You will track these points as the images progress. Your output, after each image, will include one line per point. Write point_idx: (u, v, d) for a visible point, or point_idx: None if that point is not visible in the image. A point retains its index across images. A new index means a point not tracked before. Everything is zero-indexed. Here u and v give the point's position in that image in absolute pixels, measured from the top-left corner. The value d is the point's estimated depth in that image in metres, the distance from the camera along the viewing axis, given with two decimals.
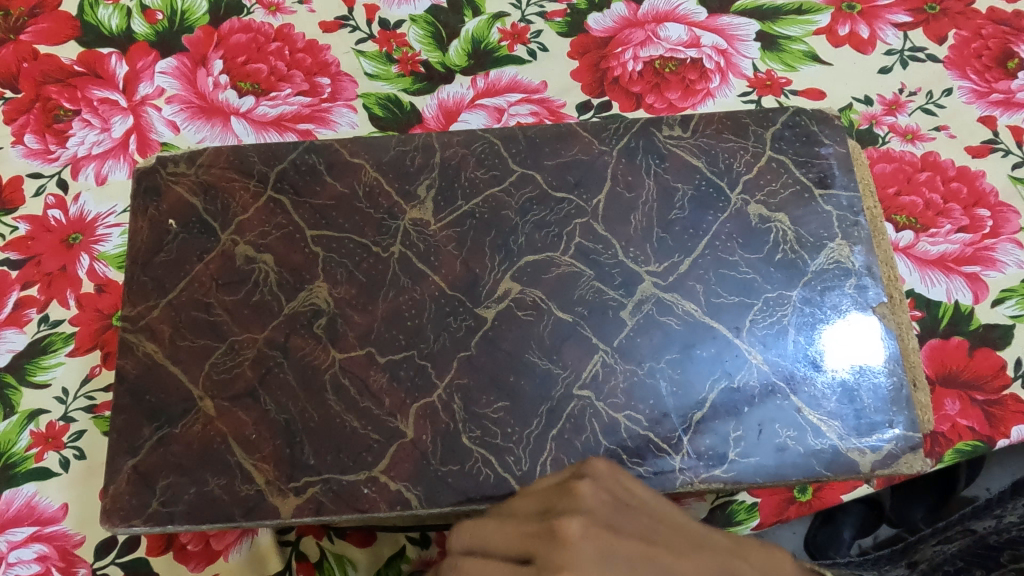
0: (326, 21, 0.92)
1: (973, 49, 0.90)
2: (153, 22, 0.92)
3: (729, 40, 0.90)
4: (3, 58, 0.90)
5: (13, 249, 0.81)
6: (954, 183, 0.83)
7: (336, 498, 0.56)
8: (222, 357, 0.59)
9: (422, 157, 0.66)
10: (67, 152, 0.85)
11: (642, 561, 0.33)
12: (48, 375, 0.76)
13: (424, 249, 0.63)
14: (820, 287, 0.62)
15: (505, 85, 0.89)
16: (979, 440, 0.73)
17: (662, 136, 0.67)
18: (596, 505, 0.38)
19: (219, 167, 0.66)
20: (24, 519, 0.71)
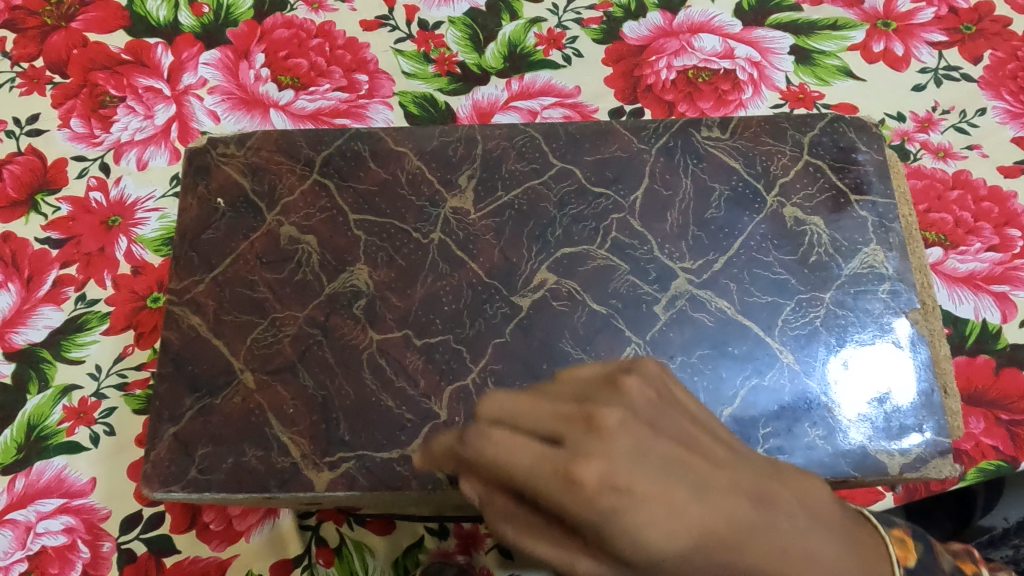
0: (366, 20, 0.94)
1: (1008, 71, 0.90)
2: (199, 15, 0.94)
3: (763, 52, 0.91)
4: (54, 44, 0.93)
5: (55, 229, 0.83)
6: (985, 203, 0.83)
7: (369, 474, 0.57)
8: (263, 333, 0.61)
9: (464, 149, 0.68)
10: (111, 137, 0.88)
11: (674, 467, 0.30)
12: (83, 352, 0.78)
13: (463, 237, 0.64)
14: (854, 290, 0.63)
15: (539, 88, 0.91)
16: (1002, 460, 0.73)
17: (700, 137, 0.68)
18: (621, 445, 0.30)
19: (267, 151, 0.68)
20: (53, 491, 0.73)
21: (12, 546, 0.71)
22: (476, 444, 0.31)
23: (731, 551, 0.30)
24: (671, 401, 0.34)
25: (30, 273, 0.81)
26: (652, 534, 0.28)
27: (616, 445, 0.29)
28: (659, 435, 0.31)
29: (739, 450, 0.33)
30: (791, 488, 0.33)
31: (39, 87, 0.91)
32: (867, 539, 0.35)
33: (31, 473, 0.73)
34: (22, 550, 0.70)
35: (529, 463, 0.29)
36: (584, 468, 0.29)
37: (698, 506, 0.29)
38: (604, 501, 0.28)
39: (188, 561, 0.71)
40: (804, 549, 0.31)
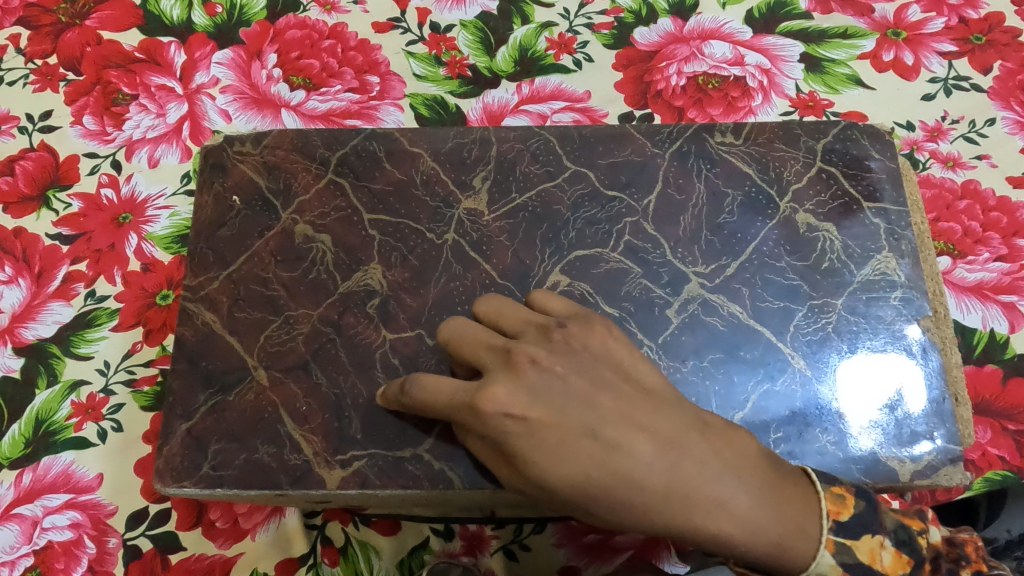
0: (379, 22, 0.95)
1: (1017, 81, 0.90)
2: (213, 14, 0.95)
3: (773, 60, 0.92)
4: (68, 41, 0.93)
5: (66, 225, 0.84)
6: (994, 213, 0.83)
7: (381, 473, 0.57)
8: (277, 330, 0.61)
9: (478, 150, 0.68)
10: (123, 135, 0.88)
11: (574, 407, 0.50)
12: (92, 348, 0.78)
13: (477, 238, 0.65)
14: (865, 297, 0.63)
15: (550, 93, 0.91)
16: (1008, 470, 0.73)
17: (714, 142, 0.69)
18: (528, 386, 0.50)
19: (283, 150, 0.68)
20: (60, 486, 0.73)
21: (19, 541, 0.71)
22: (416, 389, 0.53)
23: (613, 475, 0.47)
24: (604, 353, 0.53)
25: (40, 269, 0.82)
26: (547, 456, 0.48)
27: (516, 391, 0.50)
28: (563, 392, 0.50)
29: (647, 412, 0.50)
30: (684, 446, 0.48)
31: (53, 84, 0.91)
32: (796, 494, 0.48)
33: (38, 467, 0.74)
34: (28, 544, 0.71)
35: (447, 396, 0.52)
36: (486, 402, 0.49)
37: (592, 444, 0.48)
38: (509, 426, 0.49)
39: (194, 558, 0.71)
40: (686, 486, 0.47)
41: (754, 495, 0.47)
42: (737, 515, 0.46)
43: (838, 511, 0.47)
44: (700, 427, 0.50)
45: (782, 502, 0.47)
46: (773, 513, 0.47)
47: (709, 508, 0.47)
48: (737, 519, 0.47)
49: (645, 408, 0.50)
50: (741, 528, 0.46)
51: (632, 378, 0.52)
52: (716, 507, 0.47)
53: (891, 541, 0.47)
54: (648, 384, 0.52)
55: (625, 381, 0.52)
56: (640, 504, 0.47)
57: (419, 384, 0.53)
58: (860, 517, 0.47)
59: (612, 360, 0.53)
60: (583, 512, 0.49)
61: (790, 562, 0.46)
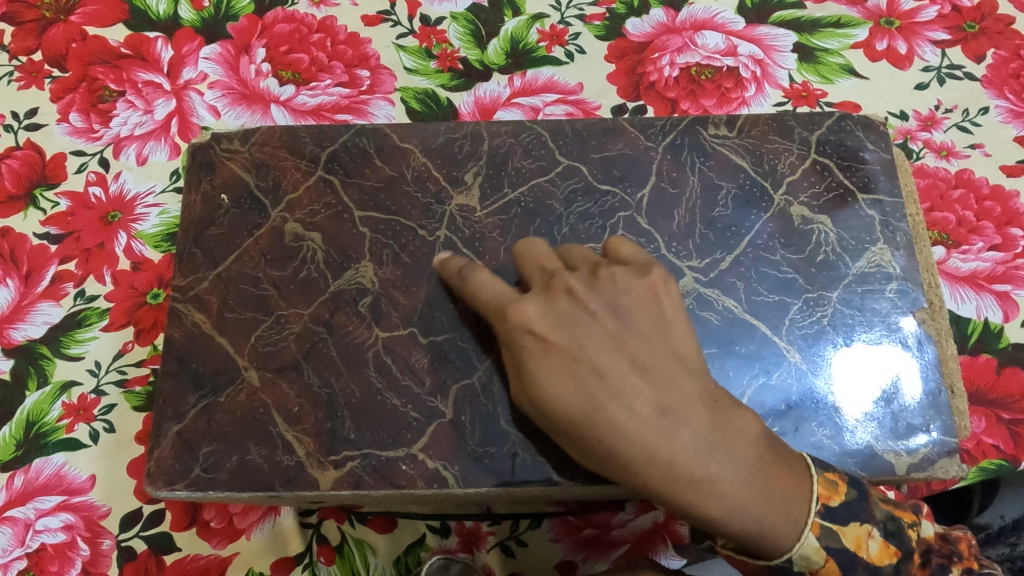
0: (368, 15, 0.94)
1: (1011, 70, 0.89)
2: (200, 9, 0.93)
3: (767, 50, 0.91)
4: (52, 38, 0.91)
5: (54, 224, 0.83)
6: (988, 202, 0.83)
7: (375, 473, 0.57)
8: (268, 331, 0.61)
9: (470, 146, 0.67)
10: (111, 132, 0.87)
11: (595, 342, 0.52)
12: (82, 349, 0.77)
13: (469, 234, 0.64)
14: (861, 290, 0.63)
15: (542, 85, 0.90)
16: (1003, 460, 0.73)
17: (708, 135, 0.68)
18: (557, 309, 0.53)
19: (271, 146, 0.67)
20: (53, 488, 0.72)
21: (12, 544, 0.70)
22: (469, 281, 0.58)
23: (609, 421, 0.50)
24: (648, 302, 0.54)
25: (29, 269, 0.81)
26: (551, 386, 0.51)
27: (544, 313, 0.53)
28: (586, 329, 0.52)
29: (662, 370, 0.52)
30: (688, 414, 0.50)
31: (38, 81, 0.90)
32: (784, 483, 0.49)
33: (29, 470, 0.73)
34: (21, 547, 0.70)
35: (490, 296, 0.56)
36: (515, 315, 0.53)
37: (597, 385, 0.51)
38: (526, 344, 0.52)
39: (190, 559, 0.71)
40: (676, 452, 0.48)
41: (744, 479, 0.48)
42: (722, 495, 0.48)
43: (829, 496, 0.49)
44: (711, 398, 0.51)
45: (769, 491, 0.48)
46: (756, 496, 0.48)
47: (695, 479, 0.48)
48: (717, 493, 0.48)
49: (662, 364, 0.52)
50: (721, 503, 0.48)
51: (661, 333, 0.53)
52: (701, 481, 0.48)
53: (879, 531, 0.49)
54: (675, 344, 0.53)
55: (653, 334, 0.53)
56: (628, 456, 0.49)
57: (473, 279, 0.58)
58: (850, 505, 0.49)
59: (645, 310, 0.54)
60: (573, 449, 0.52)
61: (764, 546, 0.48)
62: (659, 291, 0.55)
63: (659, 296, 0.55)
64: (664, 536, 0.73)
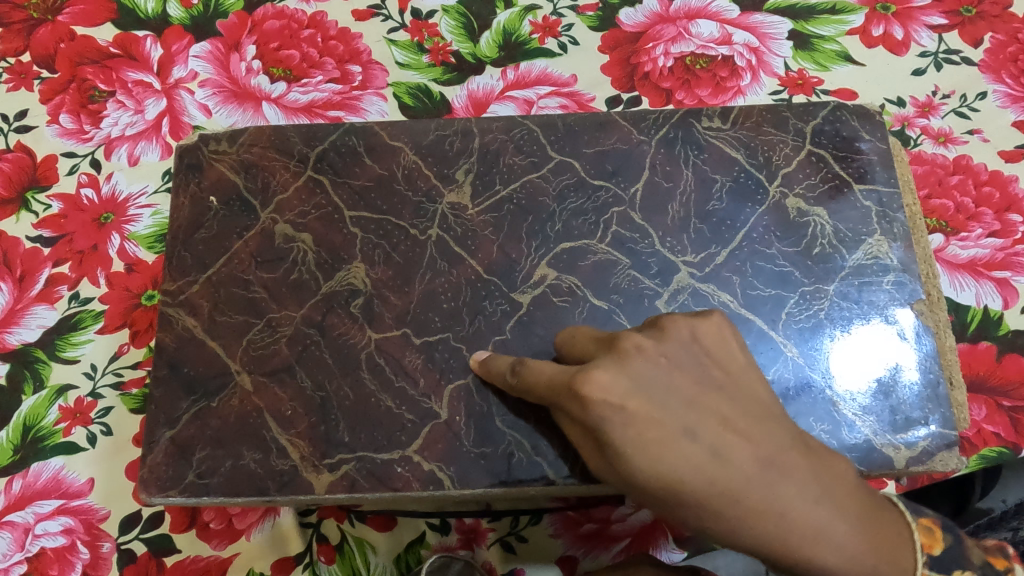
0: (358, 10, 0.92)
1: (1009, 54, 0.88)
2: (188, 6, 0.92)
3: (762, 38, 0.90)
4: (40, 38, 0.90)
5: (46, 227, 0.82)
6: (987, 188, 0.82)
7: (369, 476, 0.57)
8: (259, 334, 0.60)
9: (460, 142, 0.66)
10: (101, 133, 0.86)
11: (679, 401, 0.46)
12: (78, 352, 0.77)
13: (461, 233, 0.63)
14: (858, 282, 0.62)
15: (535, 77, 0.89)
16: (1004, 447, 0.73)
17: (701, 127, 0.67)
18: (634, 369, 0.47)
19: (260, 147, 0.66)
20: (51, 492, 0.72)
21: (12, 548, 0.70)
22: (524, 373, 0.52)
23: (714, 484, 0.44)
24: (719, 350, 0.50)
25: (22, 272, 0.80)
26: (640, 455, 0.44)
27: (618, 376, 0.46)
28: (664, 385, 0.47)
29: (751, 421, 0.47)
30: (789, 465, 0.45)
31: (26, 83, 0.89)
32: (892, 527, 0.46)
33: (27, 474, 0.72)
34: (21, 551, 0.70)
35: (548, 378, 0.50)
36: (588, 386, 0.46)
37: (693, 448, 0.45)
38: (604, 412, 0.46)
39: (190, 560, 0.70)
40: (789, 509, 0.44)
41: (858, 528, 0.44)
42: (841, 548, 0.44)
43: (931, 544, 0.46)
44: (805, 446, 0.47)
45: (882, 539, 0.45)
46: (871, 544, 0.44)
47: (812, 536, 0.44)
48: (835, 545, 0.44)
49: (749, 413, 0.47)
50: (841, 557, 0.44)
51: (736, 380, 0.49)
52: (819, 538, 0.44)
53: None
54: (751, 390, 0.49)
55: (729, 383, 0.49)
56: (737, 519, 0.44)
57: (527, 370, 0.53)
58: (950, 552, 0.46)
59: (715, 356, 0.50)
60: (667, 514, 0.46)
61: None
62: (728, 337, 0.51)
63: (729, 341, 0.51)
64: (664, 529, 0.72)
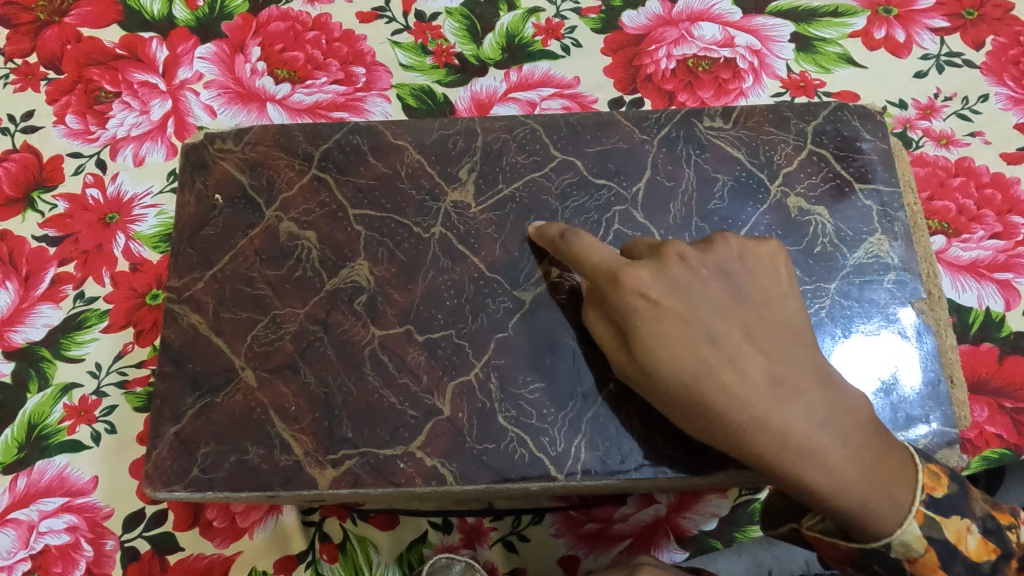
0: (363, 11, 0.93)
1: (1011, 56, 0.88)
2: (194, 8, 0.93)
3: (764, 40, 0.90)
4: (47, 40, 0.91)
5: (52, 227, 0.82)
6: (988, 189, 0.82)
7: (372, 471, 0.57)
8: (264, 330, 0.61)
9: (464, 142, 0.67)
10: (107, 133, 0.87)
11: (709, 311, 0.51)
12: (82, 350, 0.77)
13: (464, 231, 0.64)
14: (859, 281, 0.62)
15: (538, 79, 0.90)
16: (1007, 448, 0.73)
17: (703, 127, 0.68)
18: (674, 273, 0.52)
19: (265, 145, 0.67)
20: (55, 490, 0.72)
21: (16, 546, 0.70)
22: (573, 243, 0.56)
23: (721, 387, 0.49)
24: (761, 278, 0.53)
25: (28, 271, 0.80)
26: (659, 346, 0.50)
27: (658, 275, 0.52)
28: (701, 293, 0.52)
29: (776, 342, 0.51)
30: (801, 385, 0.49)
31: (34, 84, 0.89)
32: (892, 464, 0.49)
33: (32, 472, 0.73)
34: (25, 549, 0.70)
35: (597, 259, 0.55)
36: (629, 277, 0.52)
37: (710, 351, 0.50)
38: (637, 304, 0.51)
39: (193, 558, 0.71)
40: (790, 425, 0.48)
41: (852, 454, 0.48)
42: (831, 469, 0.47)
43: (933, 487, 0.49)
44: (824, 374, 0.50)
45: (877, 473, 0.48)
46: (864, 475, 0.48)
47: (806, 453, 0.48)
48: (825, 467, 0.48)
49: (776, 334, 0.51)
50: (830, 479, 0.47)
51: (774, 305, 0.53)
52: (810, 453, 0.48)
53: (978, 527, 0.49)
54: (787, 317, 0.53)
55: (765, 304, 0.52)
56: (738, 423, 0.49)
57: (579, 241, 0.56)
58: (951, 498, 0.49)
59: (758, 279, 0.53)
60: (676, 412, 0.51)
61: (864, 524, 0.48)
62: (774, 268, 0.54)
63: (776, 268, 0.54)
64: (665, 529, 0.72)
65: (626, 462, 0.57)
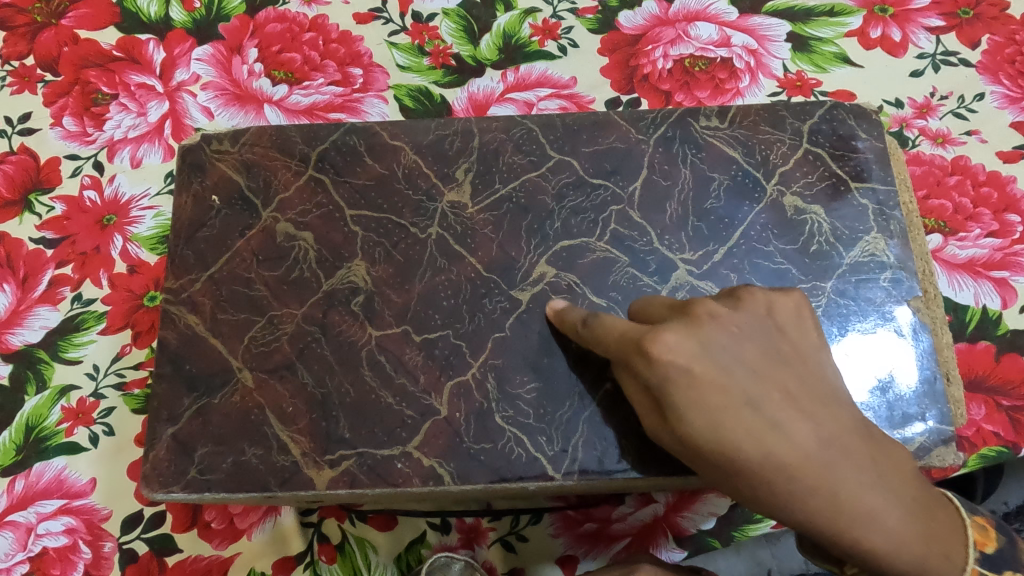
0: (360, 13, 0.93)
1: (1006, 55, 0.89)
2: (191, 10, 0.93)
3: (760, 40, 0.90)
4: (44, 42, 0.91)
5: (49, 229, 0.82)
6: (985, 188, 0.82)
7: (370, 471, 0.57)
8: (261, 331, 0.61)
9: (460, 142, 0.67)
10: (104, 135, 0.87)
11: (746, 373, 0.48)
12: (80, 352, 0.77)
13: (461, 231, 0.64)
14: (855, 279, 0.63)
15: (535, 80, 0.90)
16: (1003, 446, 0.73)
17: (699, 126, 0.68)
18: (705, 336, 0.49)
19: (262, 147, 0.67)
20: (53, 492, 0.72)
21: (14, 548, 0.70)
22: (595, 325, 0.55)
23: (771, 456, 0.46)
24: (789, 332, 0.51)
25: (25, 274, 0.80)
26: (700, 416, 0.47)
27: (690, 340, 0.49)
28: (735, 355, 0.49)
29: (815, 400, 0.49)
30: (848, 445, 0.47)
31: (30, 86, 0.89)
32: (942, 518, 0.47)
33: (29, 474, 0.73)
34: (23, 551, 0.70)
35: (620, 333, 0.52)
36: (657, 346, 0.49)
37: (754, 417, 0.47)
38: (672, 373, 0.48)
39: (191, 560, 0.71)
40: (843, 490, 0.46)
41: (907, 513, 0.46)
42: (889, 530, 0.45)
43: (984, 542, 0.48)
44: (866, 430, 0.48)
45: (931, 530, 0.46)
46: (920, 534, 0.46)
47: (860, 517, 0.45)
48: (882, 529, 0.45)
49: (814, 392, 0.49)
50: (888, 542, 0.45)
51: (806, 361, 0.51)
52: (865, 517, 0.45)
53: None
54: (820, 371, 0.51)
55: (798, 361, 0.50)
56: (791, 491, 0.46)
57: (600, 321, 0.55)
58: (1003, 552, 0.48)
59: (787, 335, 0.51)
60: (719, 479, 0.48)
61: None
62: (801, 320, 0.52)
63: (802, 321, 0.52)
64: (664, 529, 0.72)
65: (623, 462, 0.57)
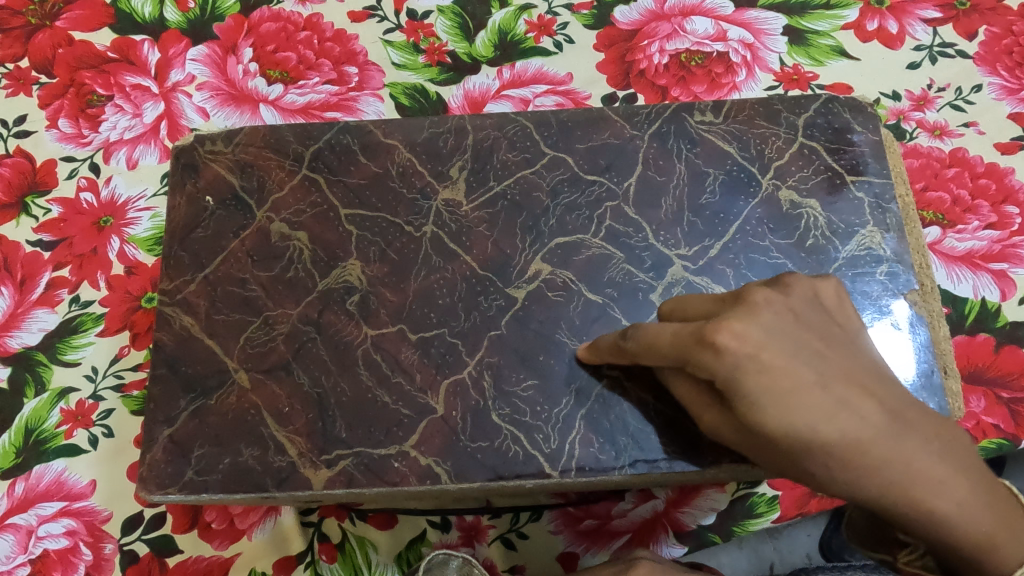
0: (355, 11, 0.93)
1: (1004, 46, 0.88)
2: (185, 10, 0.93)
3: (756, 34, 0.90)
4: (39, 44, 0.91)
5: (46, 231, 0.82)
6: (983, 180, 0.82)
7: (367, 471, 0.57)
8: (257, 332, 0.61)
9: (454, 140, 0.67)
10: (100, 137, 0.86)
11: (809, 353, 0.45)
12: (79, 355, 0.77)
13: (456, 229, 0.64)
14: (851, 273, 0.62)
15: (531, 76, 0.89)
16: (1004, 438, 0.73)
17: (694, 121, 0.67)
18: (767, 318, 0.45)
19: (255, 147, 0.67)
20: (53, 495, 0.72)
21: (14, 551, 0.70)
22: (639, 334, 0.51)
23: (844, 434, 0.43)
24: (835, 313, 0.49)
25: (23, 276, 0.80)
26: (770, 399, 0.43)
27: (753, 324, 0.44)
28: (797, 336, 0.45)
29: (875, 377, 0.46)
30: (914, 419, 0.44)
31: (25, 88, 0.89)
32: (1000, 486, 0.46)
33: (29, 477, 0.73)
34: (24, 553, 0.70)
35: (671, 335, 0.48)
36: (721, 334, 0.44)
37: (824, 395, 0.43)
38: (741, 360, 0.43)
39: (192, 560, 0.71)
40: (915, 463, 0.43)
41: (976, 484, 0.44)
42: (960, 501, 0.43)
43: None
44: (924, 405, 0.46)
45: (998, 500, 0.45)
46: (989, 503, 0.44)
47: (932, 488, 0.43)
48: (954, 500, 0.43)
49: (872, 369, 0.46)
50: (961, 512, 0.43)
51: (855, 341, 0.48)
52: (939, 489, 0.43)
53: None
54: (868, 352, 0.48)
55: (849, 341, 0.48)
56: (863, 467, 0.43)
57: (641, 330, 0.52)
58: None
59: (834, 317, 0.49)
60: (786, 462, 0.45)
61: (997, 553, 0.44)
62: (843, 301, 0.50)
63: (844, 303, 0.50)
64: (665, 525, 0.72)
65: (620, 458, 0.57)
